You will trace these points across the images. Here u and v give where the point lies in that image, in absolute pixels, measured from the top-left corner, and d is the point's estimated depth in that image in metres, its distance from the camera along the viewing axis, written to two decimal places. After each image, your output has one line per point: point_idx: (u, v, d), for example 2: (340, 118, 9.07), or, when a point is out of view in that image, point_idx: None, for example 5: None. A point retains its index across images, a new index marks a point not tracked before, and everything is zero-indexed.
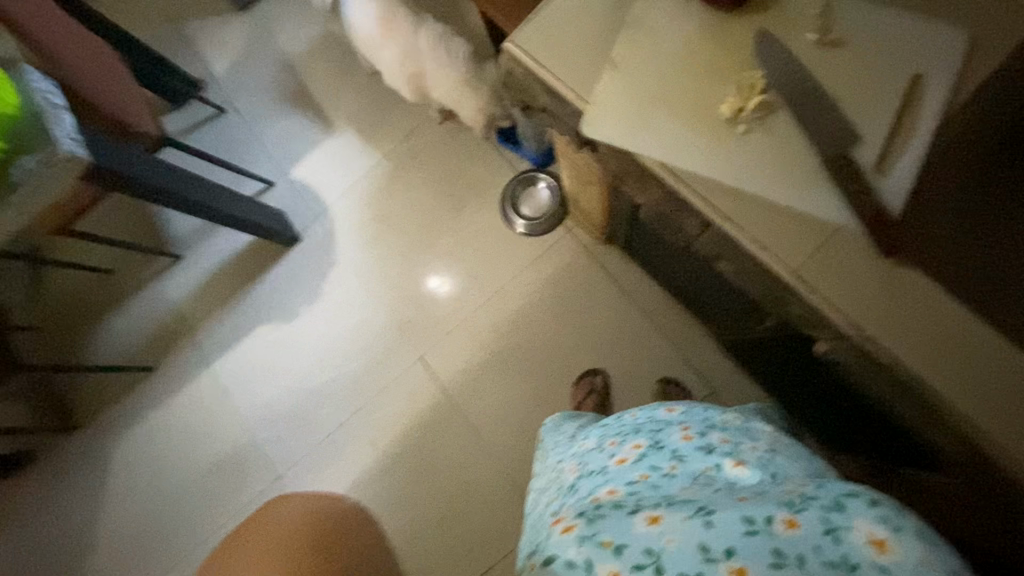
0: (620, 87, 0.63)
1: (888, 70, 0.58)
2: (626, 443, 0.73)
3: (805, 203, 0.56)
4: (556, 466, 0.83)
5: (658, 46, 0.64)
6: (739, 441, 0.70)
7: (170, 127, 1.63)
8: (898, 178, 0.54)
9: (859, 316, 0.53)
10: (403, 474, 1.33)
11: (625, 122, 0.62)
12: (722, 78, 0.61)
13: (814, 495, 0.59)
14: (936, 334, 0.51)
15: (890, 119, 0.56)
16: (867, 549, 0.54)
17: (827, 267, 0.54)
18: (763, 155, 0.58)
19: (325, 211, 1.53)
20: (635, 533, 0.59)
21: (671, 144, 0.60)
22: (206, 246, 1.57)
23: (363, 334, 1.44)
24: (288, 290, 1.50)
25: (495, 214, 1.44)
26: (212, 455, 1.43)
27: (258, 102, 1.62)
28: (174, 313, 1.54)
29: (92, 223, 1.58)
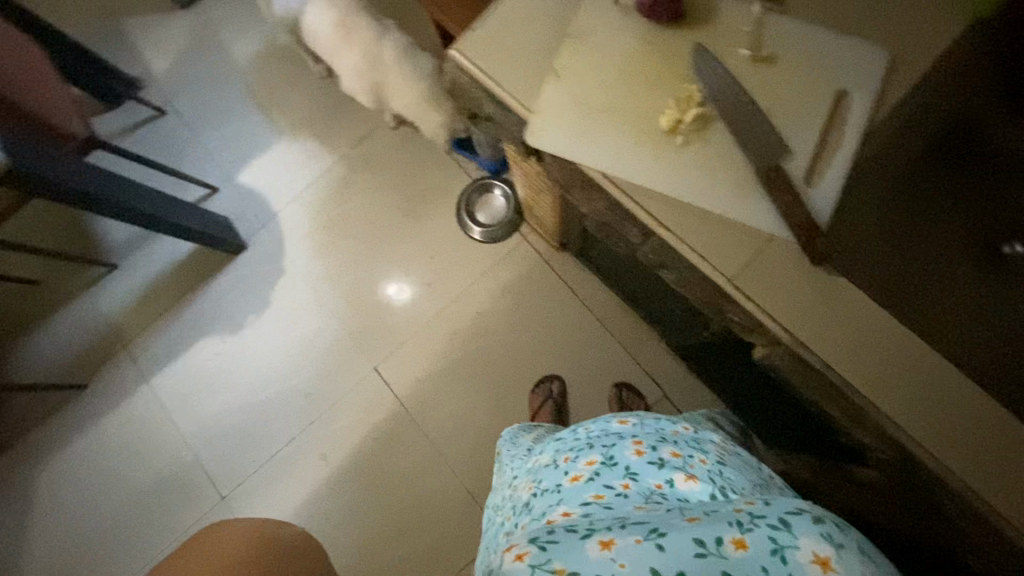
0: (564, 98, 0.64)
1: (814, 87, 0.62)
2: (580, 460, 0.73)
3: (740, 212, 0.58)
4: (512, 483, 0.82)
5: (602, 56, 0.65)
6: (690, 455, 0.72)
7: (103, 129, 1.54)
8: (823, 193, 0.58)
9: (796, 324, 0.55)
10: (357, 488, 1.29)
11: (569, 133, 0.63)
12: (662, 89, 0.63)
13: (762, 513, 0.59)
14: (858, 339, 0.54)
15: (815, 135, 0.59)
16: (812, 567, 0.55)
17: (761, 276, 0.56)
18: (701, 165, 0.60)
19: (274, 218, 1.48)
20: (588, 560, 0.57)
21: (614, 155, 0.62)
22: (144, 254, 1.49)
23: (314, 344, 1.39)
24: (235, 299, 1.44)
25: (451, 222, 1.42)
26: (149, 477, 1.35)
27: (200, 103, 1.56)
28: (109, 326, 1.45)
29: (15, 230, 1.47)
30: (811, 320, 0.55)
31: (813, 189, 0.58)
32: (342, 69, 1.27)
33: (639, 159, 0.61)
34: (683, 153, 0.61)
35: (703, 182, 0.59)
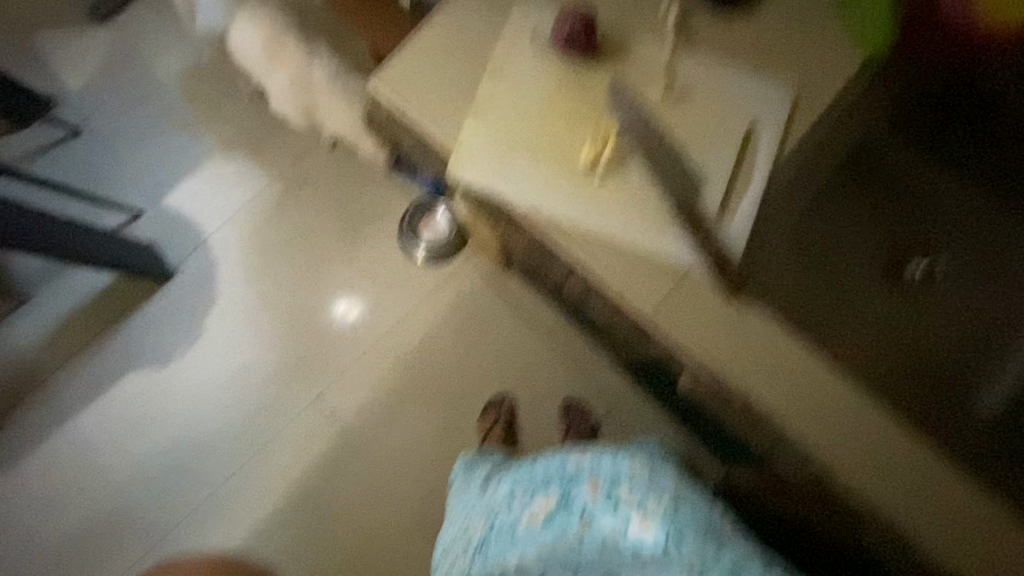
0: (508, 146, 0.76)
1: (712, 129, 0.75)
2: (537, 500, 0.72)
3: (660, 243, 0.72)
4: (464, 516, 0.79)
5: (534, 101, 0.78)
6: (646, 495, 0.71)
7: (9, 150, 1.42)
8: (736, 227, 0.72)
9: (709, 337, 0.70)
10: (300, 526, 1.24)
11: (521, 179, 0.75)
12: (588, 125, 0.76)
13: (709, 562, 0.65)
14: (757, 348, 0.69)
15: (724, 174, 0.73)
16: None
17: (680, 301, 0.70)
18: (626, 195, 0.74)
19: (204, 241, 1.40)
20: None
21: (557, 194, 0.74)
22: (58, 285, 1.38)
23: (250, 376, 1.32)
24: (163, 329, 1.36)
25: (394, 243, 1.39)
26: (70, 528, 1.25)
27: (121, 123, 1.46)
28: (19, 365, 1.33)
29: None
30: (717, 333, 0.70)
31: (726, 222, 0.72)
32: (272, 88, 1.23)
33: (576, 198, 0.74)
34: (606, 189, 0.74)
35: (625, 216, 0.73)
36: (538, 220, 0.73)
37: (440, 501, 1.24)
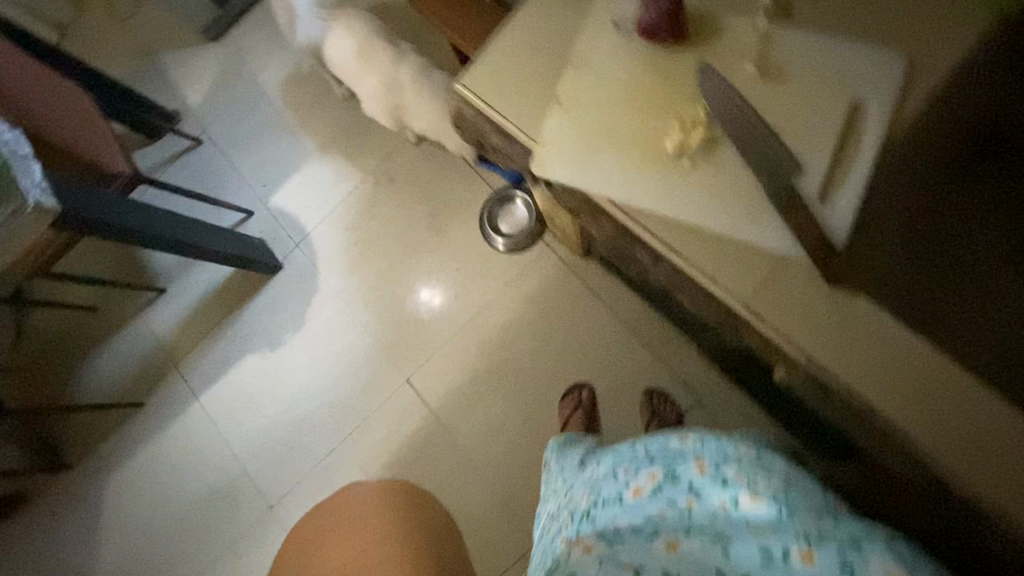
0: (587, 138, 0.76)
1: (816, 106, 0.70)
2: (640, 473, 0.70)
3: (751, 234, 0.68)
4: (566, 492, 0.79)
5: (613, 91, 0.77)
6: (756, 473, 0.66)
7: (146, 162, 1.64)
8: (839, 211, 0.65)
9: (808, 332, 0.65)
10: (396, 498, 1.33)
11: (601, 171, 0.74)
12: (670, 113, 0.74)
13: (831, 530, 0.59)
14: (862, 344, 0.63)
15: (829, 153, 0.67)
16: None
17: (772, 295, 0.67)
18: (710, 184, 0.70)
19: (306, 237, 1.53)
20: (654, 558, 0.60)
21: (637, 186, 0.73)
22: (189, 278, 1.57)
23: (349, 360, 1.44)
24: (274, 316, 1.51)
25: (475, 233, 1.44)
26: (204, 487, 1.42)
27: (234, 132, 1.63)
28: (160, 347, 1.54)
29: (74, 262, 1.59)
30: (818, 326, 0.65)
31: (828, 205, 0.65)
32: (362, 91, 1.31)
33: (660, 186, 0.72)
34: (693, 175, 0.71)
35: (714, 203, 0.70)
36: (620, 209, 0.73)
37: (523, 483, 1.28)
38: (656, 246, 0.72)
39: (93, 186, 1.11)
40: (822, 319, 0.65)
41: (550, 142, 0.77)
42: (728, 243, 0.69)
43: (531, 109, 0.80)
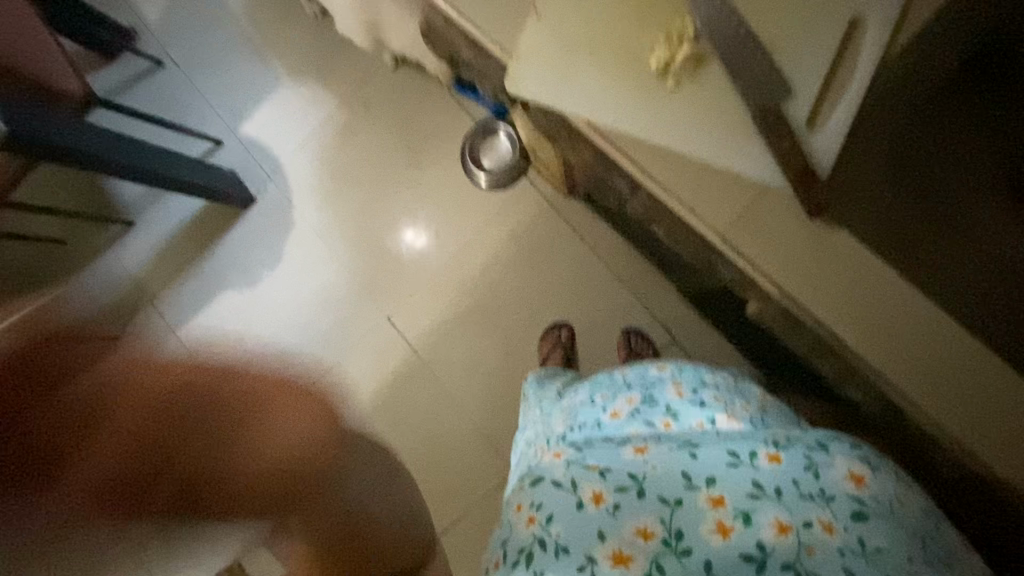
0: (569, 60, 0.72)
1: (811, 23, 0.65)
2: (618, 398, 0.70)
3: (736, 163, 0.66)
4: (543, 420, 0.80)
5: (599, 10, 0.73)
6: (733, 399, 0.69)
7: (103, 83, 1.52)
8: (827, 135, 0.63)
9: (782, 266, 0.65)
10: (378, 431, 1.35)
11: (583, 94, 0.71)
12: (656, 32, 0.71)
13: (799, 436, 0.63)
14: (834, 279, 0.64)
15: (823, 72, 0.63)
16: (846, 484, 0.58)
17: (748, 229, 0.66)
18: (695, 110, 0.68)
19: (279, 168, 1.47)
20: (623, 461, 0.63)
21: (619, 111, 0.70)
22: (159, 210, 1.52)
23: (328, 295, 1.42)
24: (249, 252, 1.47)
25: (456, 168, 1.39)
26: (187, 419, 1.43)
27: (198, 52, 1.51)
28: (134, 281, 1.50)
29: (32, 191, 1.50)
30: (792, 259, 0.65)
31: (815, 131, 0.63)
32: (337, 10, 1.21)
33: (640, 107, 0.70)
34: (676, 97, 0.69)
35: (698, 128, 0.68)
36: (601, 134, 0.71)
37: (502, 417, 1.31)
38: (635, 175, 0.70)
39: (43, 109, 1.02)
40: (797, 250, 0.65)
41: (525, 59, 0.73)
42: (711, 173, 0.68)
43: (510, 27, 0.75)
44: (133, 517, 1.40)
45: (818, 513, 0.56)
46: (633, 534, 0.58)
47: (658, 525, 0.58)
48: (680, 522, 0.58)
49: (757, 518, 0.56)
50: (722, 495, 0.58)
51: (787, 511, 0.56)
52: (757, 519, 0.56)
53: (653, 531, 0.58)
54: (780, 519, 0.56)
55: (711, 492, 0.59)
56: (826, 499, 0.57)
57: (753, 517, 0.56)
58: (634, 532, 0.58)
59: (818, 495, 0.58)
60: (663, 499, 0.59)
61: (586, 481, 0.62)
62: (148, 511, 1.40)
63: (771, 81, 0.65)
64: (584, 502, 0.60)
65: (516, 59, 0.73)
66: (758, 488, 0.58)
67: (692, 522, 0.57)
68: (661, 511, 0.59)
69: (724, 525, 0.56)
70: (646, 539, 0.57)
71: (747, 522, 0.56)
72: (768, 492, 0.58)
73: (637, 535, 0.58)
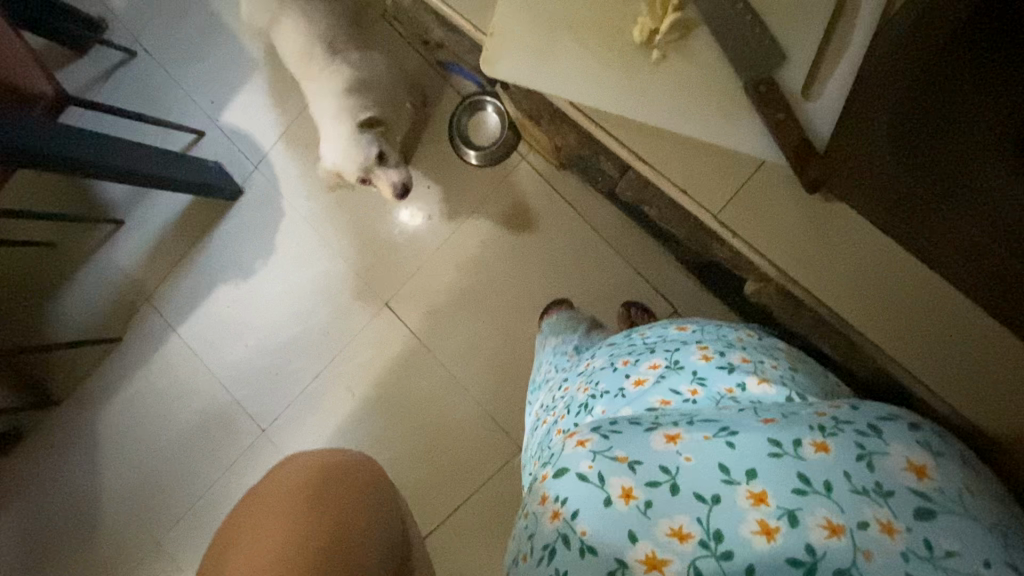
0: (546, 32, 0.70)
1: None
2: (643, 362, 0.71)
3: (731, 140, 0.65)
4: (561, 385, 0.81)
5: None
6: (760, 360, 0.70)
7: (75, 79, 1.48)
8: (822, 106, 0.63)
9: (775, 246, 0.66)
10: (385, 415, 1.36)
11: (565, 70, 0.70)
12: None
13: (848, 420, 0.57)
14: (827, 258, 0.65)
15: (813, 48, 0.64)
16: (904, 477, 0.52)
17: (746, 211, 0.67)
18: (681, 80, 0.67)
19: (264, 157, 1.43)
20: (652, 452, 0.57)
21: (603, 87, 0.69)
22: (147, 207, 1.50)
23: (326, 284, 1.41)
24: (242, 245, 1.45)
25: (445, 147, 1.36)
26: (197, 414, 1.45)
27: (169, 39, 1.46)
28: (130, 280, 1.50)
29: (13, 196, 1.48)
30: (792, 235, 0.66)
31: (811, 103, 0.64)
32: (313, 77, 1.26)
33: (625, 81, 0.68)
34: (664, 71, 0.67)
35: (686, 101, 0.66)
36: (583, 112, 0.71)
37: (508, 396, 1.31)
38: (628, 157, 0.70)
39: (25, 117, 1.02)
40: (792, 222, 0.66)
41: (499, 33, 0.71)
42: (704, 152, 0.68)
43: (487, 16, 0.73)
44: (154, 510, 1.43)
45: (875, 512, 0.50)
46: (666, 535, 0.52)
47: (694, 526, 0.52)
48: (718, 523, 0.52)
49: (802, 518, 0.50)
50: (765, 492, 0.52)
51: (838, 510, 0.50)
52: (803, 519, 0.50)
53: (689, 533, 0.52)
54: (831, 519, 0.50)
55: (752, 488, 0.52)
56: (881, 494, 0.51)
57: (799, 517, 0.50)
58: (667, 533, 0.52)
59: (873, 490, 0.51)
60: (699, 496, 0.53)
61: (614, 474, 0.56)
62: (168, 504, 1.43)
63: (761, 46, 0.64)
64: (612, 499, 0.55)
65: (490, 35, 0.72)
66: (806, 482, 0.52)
67: (731, 523, 0.51)
68: (697, 511, 0.53)
69: (766, 525, 0.51)
70: (682, 542, 0.52)
71: (793, 521, 0.50)
72: (816, 487, 0.52)
73: (673, 536, 0.52)
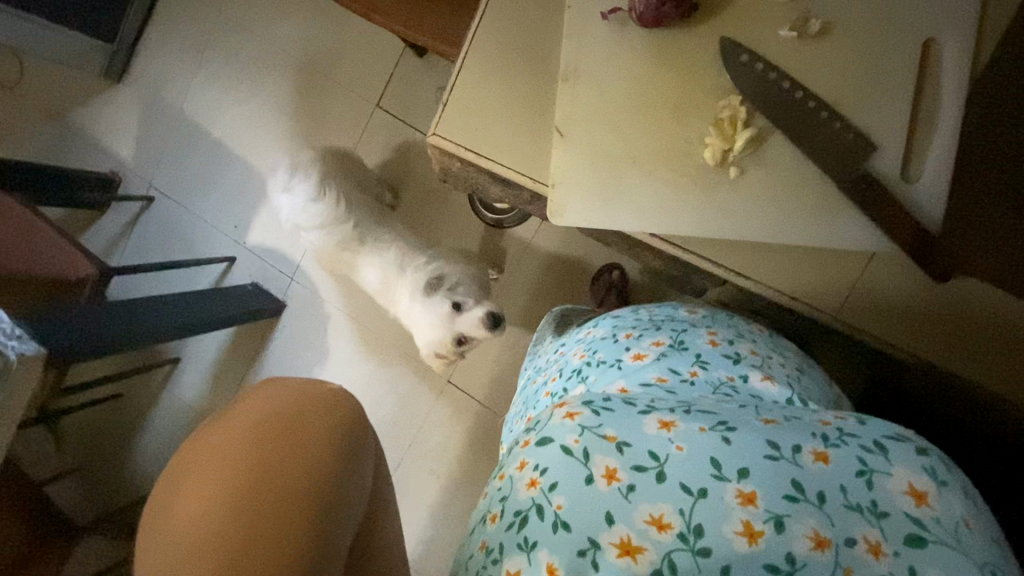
0: (604, 163, 0.68)
1: (848, 48, 0.65)
2: (646, 339, 0.66)
3: (827, 225, 0.64)
4: (557, 350, 0.76)
5: (609, 89, 0.69)
6: (769, 354, 0.67)
7: (102, 238, 1.52)
8: (928, 185, 0.62)
9: (894, 329, 0.67)
10: (473, 492, 1.35)
11: (646, 206, 0.67)
12: (696, 102, 0.67)
13: (853, 432, 0.48)
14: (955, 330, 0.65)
15: (883, 108, 0.64)
16: (904, 501, 0.44)
17: (861, 307, 0.68)
18: (768, 184, 0.65)
19: (297, 268, 1.45)
20: (644, 435, 0.49)
21: (688, 211, 0.67)
22: (198, 342, 1.53)
23: (384, 375, 1.42)
24: (297, 353, 1.47)
25: (470, 219, 1.35)
26: None
27: (181, 178, 1.49)
28: (197, 414, 1.52)
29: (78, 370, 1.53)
30: (902, 314, 0.67)
31: (913, 183, 0.63)
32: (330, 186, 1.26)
33: (708, 199, 0.66)
34: (744, 183, 0.66)
35: (779, 204, 0.65)
36: (677, 244, 0.70)
37: None
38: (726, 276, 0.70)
39: (63, 316, 1.03)
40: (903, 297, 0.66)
41: (561, 183, 0.69)
42: (788, 253, 0.69)
43: (520, 133, 0.72)
44: None
45: (865, 530, 0.43)
46: (644, 523, 0.45)
47: (675, 517, 0.45)
48: (700, 517, 0.44)
49: (790, 526, 0.43)
50: (755, 493, 0.44)
51: (828, 522, 0.43)
52: (790, 528, 0.43)
53: (670, 523, 0.45)
54: (819, 532, 0.43)
55: (742, 486, 0.45)
56: (875, 514, 0.43)
57: (786, 524, 0.43)
58: (646, 520, 0.45)
59: (867, 508, 0.44)
60: (685, 487, 0.46)
61: (599, 452, 0.49)
62: None
63: (823, 119, 0.63)
64: (594, 478, 0.47)
65: (552, 187, 0.69)
66: (799, 491, 0.44)
67: (714, 518, 0.44)
68: (679, 502, 0.45)
69: (751, 528, 0.43)
70: (661, 532, 0.45)
71: (780, 527, 0.43)
72: (809, 496, 0.44)
73: (651, 525, 0.45)
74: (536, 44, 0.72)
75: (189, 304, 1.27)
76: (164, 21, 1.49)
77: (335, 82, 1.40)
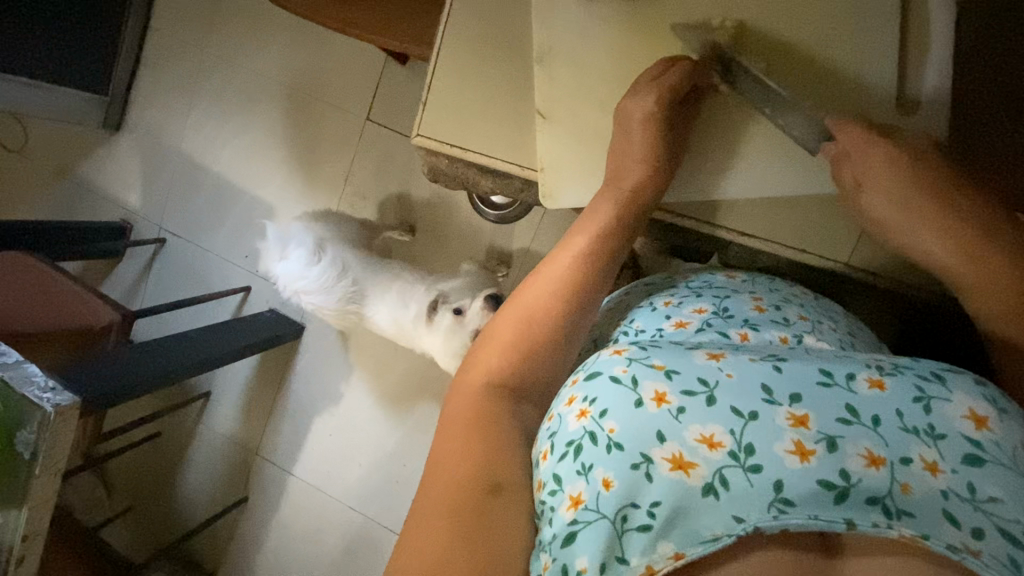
0: (592, 138, 0.69)
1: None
2: (687, 307, 0.65)
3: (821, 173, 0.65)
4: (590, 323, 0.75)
5: (592, 69, 0.68)
6: (818, 320, 0.64)
7: (122, 283, 1.57)
8: (925, 119, 0.63)
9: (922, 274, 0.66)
10: None
11: None
12: None
13: (906, 364, 0.45)
14: None
15: (869, 51, 0.63)
16: (963, 425, 0.40)
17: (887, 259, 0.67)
18: (757, 139, 0.66)
19: None
20: (693, 363, 0.46)
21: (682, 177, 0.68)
22: (224, 373, 1.56)
23: (409, 382, 1.43)
24: (322, 373, 1.49)
25: (473, 217, 1.35)
26: (336, 542, 1.48)
27: (188, 216, 1.52)
28: (234, 443, 1.56)
29: (120, 417, 1.58)
30: None
31: (912, 117, 0.63)
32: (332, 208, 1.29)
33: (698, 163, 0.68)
34: (736, 145, 0.67)
35: (773, 158, 0.66)
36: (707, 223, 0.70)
37: None
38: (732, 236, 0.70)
39: (88, 363, 1.05)
40: None
41: (552, 168, 0.70)
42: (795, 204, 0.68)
43: (506, 123, 0.72)
44: None
45: (921, 449, 0.39)
46: (695, 441, 0.42)
47: (725, 436, 0.42)
48: (752, 436, 0.42)
49: (842, 444, 0.40)
50: (808, 416, 0.42)
51: (883, 442, 0.40)
52: (843, 448, 0.40)
53: (720, 442, 0.42)
54: (873, 451, 0.40)
55: (793, 410, 0.42)
56: (933, 436, 0.40)
57: (838, 444, 0.40)
58: (695, 439, 0.42)
59: (924, 431, 0.40)
60: (735, 410, 0.43)
61: (647, 378, 0.46)
62: None
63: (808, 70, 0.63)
64: (643, 401, 0.45)
65: (542, 172, 0.70)
66: (852, 413, 0.41)
67: (767, 437, 0.41)
68: (730, 422, 0.42)
69: (802, 446, 0.40)
70: (711, 450, 0.42)
71: (832, 447, 0.40)
72: (863, 419, 0.41)
73: (701, 443, 0.42)
74: (512, 33, 0.71)
75: (214, 338, 1.29)
76: (153, 66, 1.52)
77: (324, 104, 1.41)
